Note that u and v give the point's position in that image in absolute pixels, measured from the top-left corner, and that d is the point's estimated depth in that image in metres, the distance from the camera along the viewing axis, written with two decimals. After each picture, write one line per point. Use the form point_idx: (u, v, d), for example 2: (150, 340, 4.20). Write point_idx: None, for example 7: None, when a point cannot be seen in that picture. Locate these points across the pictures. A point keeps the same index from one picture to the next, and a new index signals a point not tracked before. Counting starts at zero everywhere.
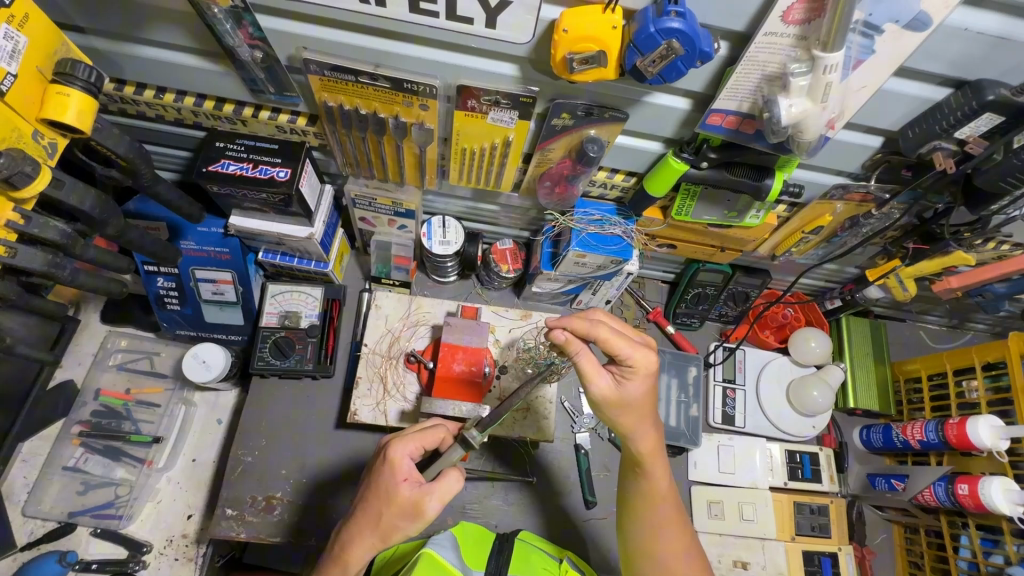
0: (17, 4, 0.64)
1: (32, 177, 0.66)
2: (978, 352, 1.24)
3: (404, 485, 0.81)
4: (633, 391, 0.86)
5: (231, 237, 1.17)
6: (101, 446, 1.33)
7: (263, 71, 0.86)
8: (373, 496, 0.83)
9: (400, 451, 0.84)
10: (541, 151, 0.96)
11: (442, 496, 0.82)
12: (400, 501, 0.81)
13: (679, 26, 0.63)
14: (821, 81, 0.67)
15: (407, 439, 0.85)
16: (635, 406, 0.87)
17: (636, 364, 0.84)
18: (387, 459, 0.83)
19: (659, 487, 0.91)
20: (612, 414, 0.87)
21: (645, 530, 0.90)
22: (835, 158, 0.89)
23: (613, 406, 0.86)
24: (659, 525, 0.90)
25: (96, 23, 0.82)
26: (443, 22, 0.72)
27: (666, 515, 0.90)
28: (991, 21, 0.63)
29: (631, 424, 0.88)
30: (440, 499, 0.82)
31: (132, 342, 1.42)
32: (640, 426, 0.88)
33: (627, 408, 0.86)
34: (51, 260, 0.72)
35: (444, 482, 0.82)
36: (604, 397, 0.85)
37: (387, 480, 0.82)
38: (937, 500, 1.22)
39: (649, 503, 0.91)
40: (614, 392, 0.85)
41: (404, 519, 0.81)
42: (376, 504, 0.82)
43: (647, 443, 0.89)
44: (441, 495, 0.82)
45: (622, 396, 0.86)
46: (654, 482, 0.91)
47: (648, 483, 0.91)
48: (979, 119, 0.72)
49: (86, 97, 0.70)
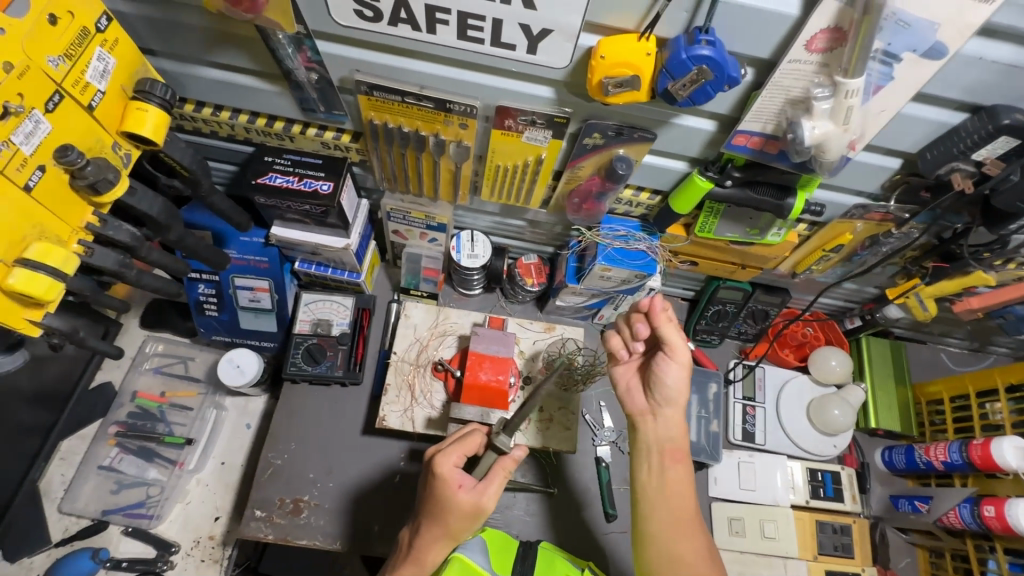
0: (111, 29, 0.71)
1: (114, 183, 0.72)
2: (1001, 374, 1.25)
3: (463, 494, 0.87)
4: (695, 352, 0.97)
5: (271, 247, 1.23)
6: (135, 446, 1.37)
7: (316, 91, 0.93)
8: (433, 508, 0.89)
9: (448, 465, 0.89)
10: (571, 168, 1.01)
11: (498, 492, 0.90)
12: (461, 508, 0.87)
13: (710, 54, 0.68)
14: (843, 105, 0.71)
15: (449, 451, 0.91)
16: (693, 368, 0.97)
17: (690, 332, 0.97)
18: (439, 473, 0.89)
19: (678, 483, 0.94)
20: (675, 372, 0.94)
21: (666, 526, 0.92)
22: (856, 178, 0.92)
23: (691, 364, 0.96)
24: (680, 525, 0.92)
25: (168, 47, 0.89)
26: (488, 48, 0.78)
27: (681, 511, 0.93)
28: (1005, 51, 0.67)
29: (682, 392, 0.95)
30: (497, 493, 0.90)
31: (168, 347, 1.47)
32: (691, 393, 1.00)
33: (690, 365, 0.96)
34: (121, 260, 0.78)
35: (497, 482, 0.90)
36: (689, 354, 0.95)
37: (443, 491, 0.88)
38: (962, 522, 1.21)
39: (664, 497, 0.94)
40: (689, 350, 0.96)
41: (467, 521, 0.88)
42: (438, 514, 0.88)
43: (682, 429, 0.97)
44: (497, 492, 0.89)
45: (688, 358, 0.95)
46: (678, 479, 0.95)
47: (679, 474, 0.95)
48: (995, 141, 0.76)
49: (161, 113, 0.77)
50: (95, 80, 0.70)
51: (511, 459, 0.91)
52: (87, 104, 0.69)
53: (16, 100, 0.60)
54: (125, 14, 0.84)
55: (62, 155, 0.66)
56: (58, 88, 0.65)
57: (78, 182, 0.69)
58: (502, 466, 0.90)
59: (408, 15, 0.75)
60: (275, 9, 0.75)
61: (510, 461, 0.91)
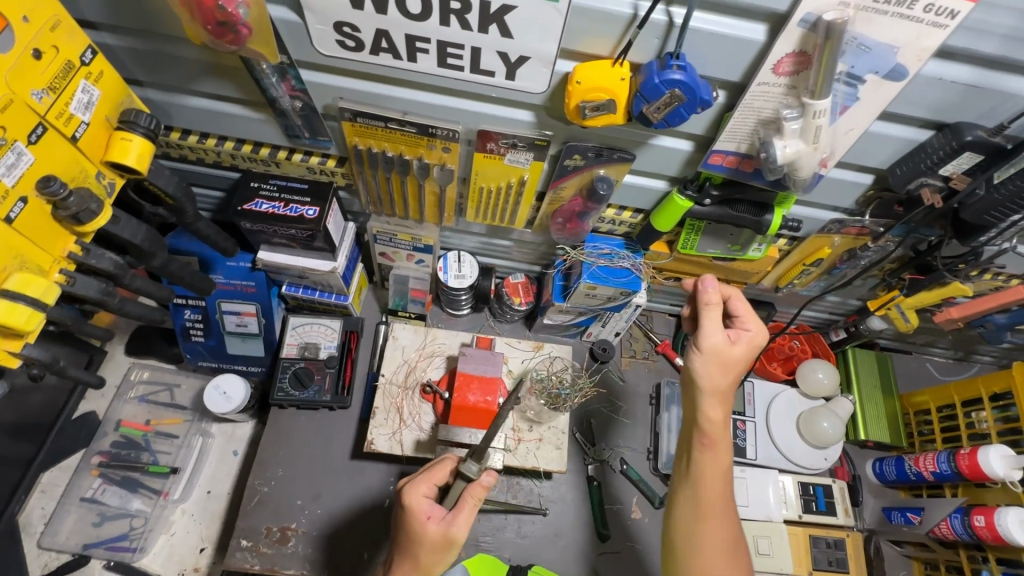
0: (95, 63, 0.72)
1: (96, 213, 0.73)
2: (985, 383, 1.27)
3: (431, 525, 0.86)
4: (738, 350, 0.91)
5: (257, 271, 1.22)
6: (119, 477, 1.35)
7: (301, 118, 0.94)
8: (405, 540, 0.89)
9: (415, 495, 0.88)
10: (554, 189, 1.03)
11: (469, 520, 0.88)
12: (431, 539, 0.86)
13: (681, 78, 0.70)
14: (811, 125, 0.73)
15: (417, 481, 0.90)
16: (737, 363, 0.91)
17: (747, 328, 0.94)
18: (406, 504, 0.88)
19: (704, 472, 0.91)
20: (699, 364, 0.91)
21: (691, 515, 0.90)
22: (831, 195, 0.95)
23: (716, 362, 0.90)
24: (703, 509, 0.90)
25: (154, 77, 0.91)
26: (468, 74, 0.80)
27: (707, 500, 0.90)
28: (963, 72, 0.70)
29: (711, 381, 0.89)
30: (468, 523, 0.88)
31: (154, 374, 1.45)
32: (728, 392, 0.92)
33: (726, 363, 0.90)
34: (103, 288, 0.78)
35: (468, 512, 0.88)
36: (717, 348, 0.90)
37: (411, 524, 0.87)
38: (954, 534, 1.21)
39: (691, 482, 0.92)
40: (725, 347, 0.90)
41: (439, 553, 0.87)
42: (410, 546, 0.88)
43: (715, 415, 0.90)
44: (466, 522, 0.87)
45: (729, 348, 0.91)
46: (704, 467, 0.91)
47: (712, 459, 0.91)
48: (960, 157, 0.78)
49: (146, 142, 0.78)
50: (80, 112, 0.71)
51: (481, 486, 0.88)
52: (71, 135, 0.70)
53: None
54: (110, 45, 0.85)
55: (45, 186, 0.66)
56: (41, 120, 0.66)
57: (61, 213, 0.69)
58: (472, 496, 0.88)
59: (388, 44, 0.77)
60: (259, 41, 0.76)
61: (479, 489, 0.88)
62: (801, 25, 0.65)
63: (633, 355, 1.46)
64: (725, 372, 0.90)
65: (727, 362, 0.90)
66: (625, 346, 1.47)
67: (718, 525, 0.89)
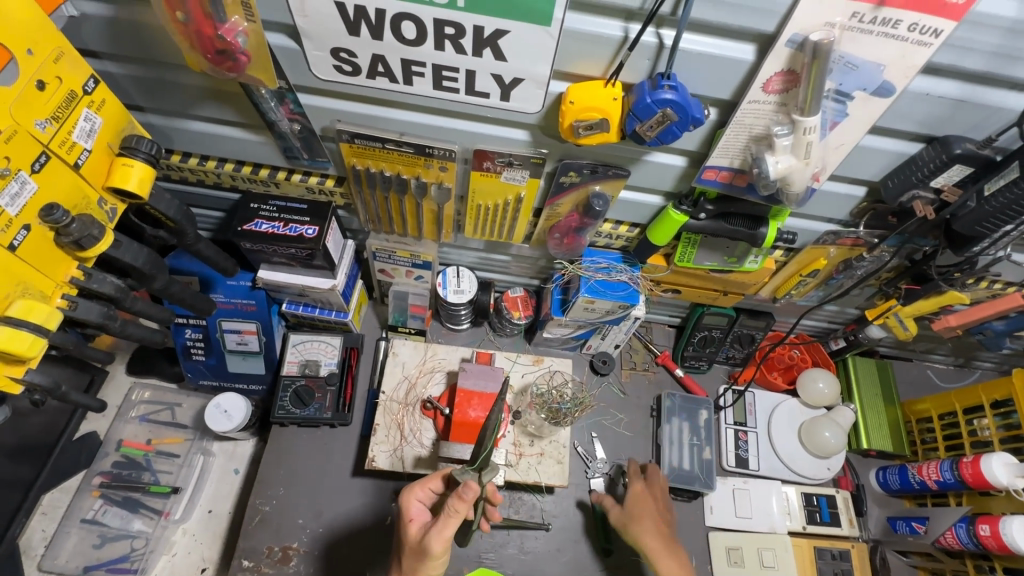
0: (98, 91, 0.73)
1: (98, 239, 0.74)
2: (985, 391, 1.26)
3: (412, 527, 0.95)
4: (634, 500, 1.18)
5: (258, 289, 1.23)
6: (120, 497, 1.34)
7: (299, 140, 0.96)
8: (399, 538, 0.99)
9: (409, 496, 0.98)
10: (551, 206, 1.04)
11: (444, 534, 0.88)
12: (410, 542, 0.94)
13: (673, 97, 0.71)
14: (803, 141, 0.74)
15: (413, 485, 1.00)
16: (640, 505, 1.17)
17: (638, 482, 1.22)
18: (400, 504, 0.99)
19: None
20: (634, 529, 1.13)
21: None
22: (825, 207, 0.96)
23: (630, 522, 1.15)
24: None
25: (155, 103, 0.92)
26: (463, 97, 0.82)
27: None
28: (952, 86, 0.71)
29: (645, 536, 1.11)
30: (442, 537, 0.88)
31: (155, 394, 1.46)
32: (643, 514, 1.15)
33: (637, 506, 1.17)
34: (105, 312, 0.79)
35: (444, 523, 0.88)
36: (623, 521, 1.16)
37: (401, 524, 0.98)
38: (960, 543, 1.20)
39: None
40: (625, 514, 1.17)
41: (417, 559, 0.92)
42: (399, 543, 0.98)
43: (653, 540, 1.10)
44: (437, 533, 0.88)
45: (630, 506, 1.17)
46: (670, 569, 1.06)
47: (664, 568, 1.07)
48: (951, 169, 0.79)
49: (147, 168, 0.79)
50: (82, 140, 0.72)
51: (460, 499, 0.87)
52: (73, 163, 0.71)
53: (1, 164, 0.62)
54: (112, 73, 0.87)
55: (47, 214, 0.67)
56: (44, 149, 0.67)
57: (62, 240, 0.70)
58: (451, 507, 0.88)
59: (384, 69, 0.78)
60: (258, 68, 0.78)
61: (457, 500, 0.87)
62: (789, 44, 0.66)
63: (633, 367, 1.47)
64: (636, 514, 1.15)
65: (634, 512, 1.16)
66: (625, 358, 1.47)
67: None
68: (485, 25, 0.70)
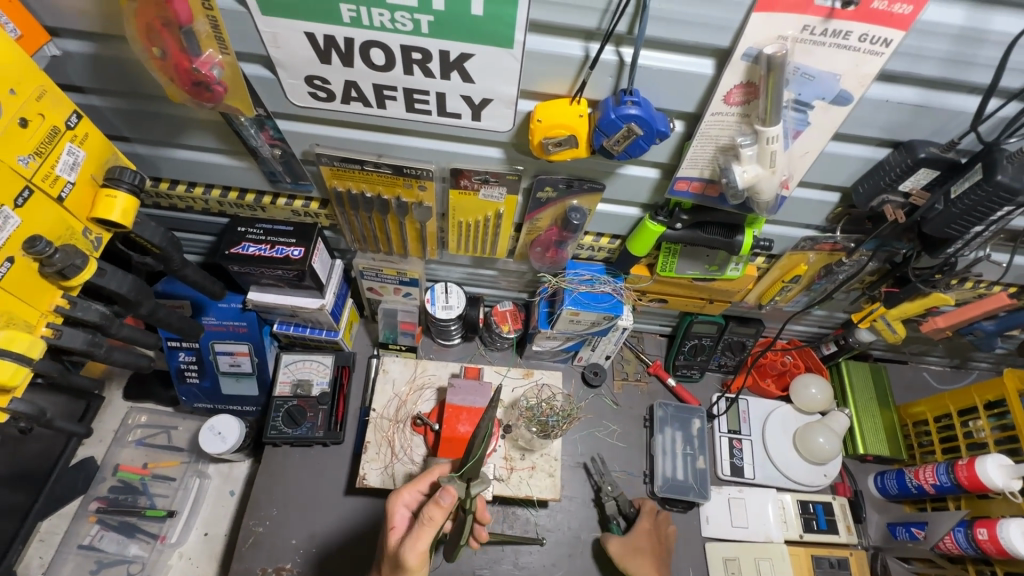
0: (81, 125, 0.76)
1: (81, 268, 0.76)
2: (978, 392, 1.25)
3: (391, 535, 0.95)
4: (637, 538, 1.20)
5: (248, 311, 1.25)
6: (116, 522, 1.34)
7: (281, 165, 0.98)
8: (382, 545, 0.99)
9: (395, 502, 0.98)
10: (530, 220, 1.05)
11: (418, 547, 0.87)
12: (389, 551, 0.94)
13: (636, 113, 0.73)
14: (766, 150, 0.75)
15: (401, 490, 0.99)
16: (643, 543, 1.19)
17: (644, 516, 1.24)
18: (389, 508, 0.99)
19: None
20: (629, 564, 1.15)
21: None
22: (799, 213, 0.97)
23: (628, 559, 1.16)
24: None
25: (140, 134, 0.95)
26: (435, 118, 0.84)
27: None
28: (911, 93, 0.73)
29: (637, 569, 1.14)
30: (417, 551, 0.87)
31: (152, 417, 1.46)
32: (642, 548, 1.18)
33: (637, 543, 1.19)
34: (90, 339, 0.81)
35: (418, 533, 0.88)
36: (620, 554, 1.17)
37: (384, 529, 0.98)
38: (960, 547, 1.18)
39: None
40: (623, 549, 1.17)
41: (393, 569, 0.91)
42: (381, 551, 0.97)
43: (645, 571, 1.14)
44: (413, 546, 0.87)
45: (634, 541, 1.19)
46: None
47: None
48: (917, 173, 0.80)
49: (130, 198, 0.81)
50: (65, 173, 0.74)
51: (436, 505, 0.87)
52: (57, 195, 0.74)
53: None
54: (98, 107, 0.90)
55: (30, 246, 0.70)
56: (28, 183, 0.69)
57: (46, 269, 0.73)
58: (427, 514, 0.87)
59: (358, 93, 0.81)
60: (234, 97, 0.81)
61: (434, 507, 0.87)
62: (744, 58, 0.68)
63: (625, 377, 1.46)
64: (639, 550, 1.18)
65: (634, 544, 1.18)
66: (617, 368, 1.48)
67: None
68: (451, 49, 0.72)
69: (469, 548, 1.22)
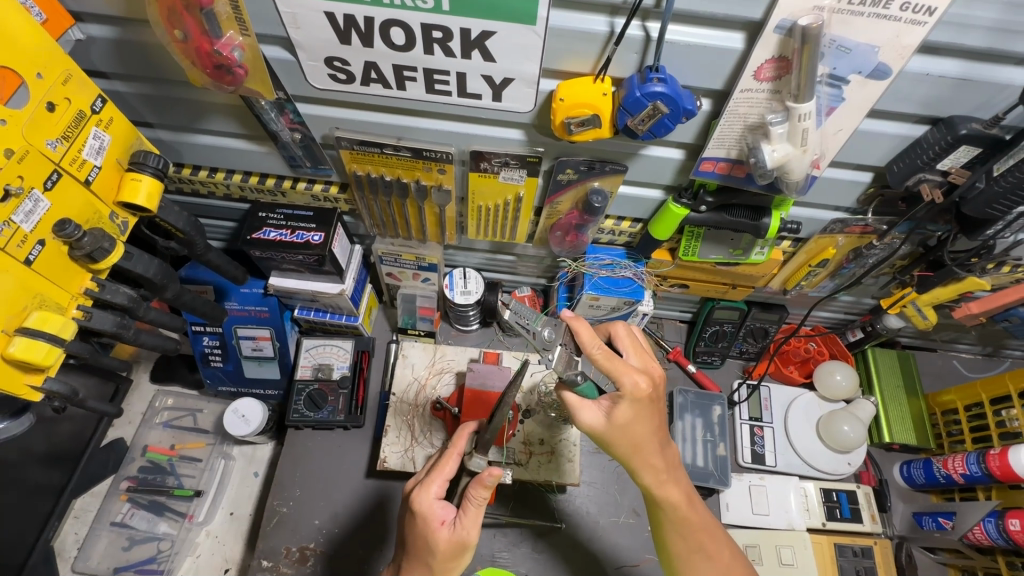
0: (106, 110, 0.77)
1: (110, 251, 0.77)
2: (1013, 379, 1.21)
3: (443, 531, 0.87)
4: (628, 415, 0.80)
5: (270, 296, 1.26)
6: (146, 501, 1.38)
7: (301, 149, 0.98)
8: (419, 544, 0.90)
9: (428, 498, 0.90)
10: (551, 204, 1.04)
11: (478, 522, 0.88)
12: (443, 547, 0.87)
13: (663, 90, 0.70)
14: (799, 128, 0.73)
15: (426, 486, 0.91)
16: (640, 423, 0.81)
17: (631, 384, 0.78)
18: (419, 510, 0.89)
19: (647, 470, 0.88)
20: (617, 440, 0.82)
21: (686, 547, 0.96)
22: (830, 195, 0.94)
23: (612, 435, 0.82)
24: (693, 537, 0.95)
25: (164, 119, 0.96)
26: (455, 98, 0.83)
27: (692, 521, 0.94)
28: (953, 67, 0.69)
29: (624, 435, 0.82)
30: (476, 524, 0.88)
31: (178, 400, 1.50)
32: (633, 422, 0.81)
33: (635, 412, 0.80)
34: (119, 321, 0.83)
35: (473, 512, 0.87)
36: (598, 427, 0.82)
37: (424, 528, 0.88)
38: (989, 538, 1.15)
39: (683, 533, 0.95)
40: (606, 424, 0.81)
41: (454, 557, 0.88)
42: (423, 551, 0.89)
43: (648, 434, 0.83)
44: (474, 522, 0.87)
45: (626, 421, 0.80)
46: (648, 469, 0.87)
47: (651, 465, 0.87)
48: (957, 151, 0.77)
49: (155, 181, 0.82)
50: (92, 157, 0.75)
51: (482, 486, 0.85)
52: (84, 179, 0.75)
53: (16, 183, 0.66)
54: (122, 92, 0.91)
55: (60, 229, 0.71)
56: (56, 167, 0.70)
57: (76, 253, 0.74)
58: (474, 495, 0.86)
59: (377, 75, 0.80)
60: (255, 80, 0.80)
61: (479, 488, 0.86)
62: (777, 31, 0.65)
63: None
64: (631, 439, 0.82)
65: (626, 424, 0.80)
66: None
67: (698, 514, 0.95)
68: (472, 27, 0.70)
69: (487, 531, 1.21)
